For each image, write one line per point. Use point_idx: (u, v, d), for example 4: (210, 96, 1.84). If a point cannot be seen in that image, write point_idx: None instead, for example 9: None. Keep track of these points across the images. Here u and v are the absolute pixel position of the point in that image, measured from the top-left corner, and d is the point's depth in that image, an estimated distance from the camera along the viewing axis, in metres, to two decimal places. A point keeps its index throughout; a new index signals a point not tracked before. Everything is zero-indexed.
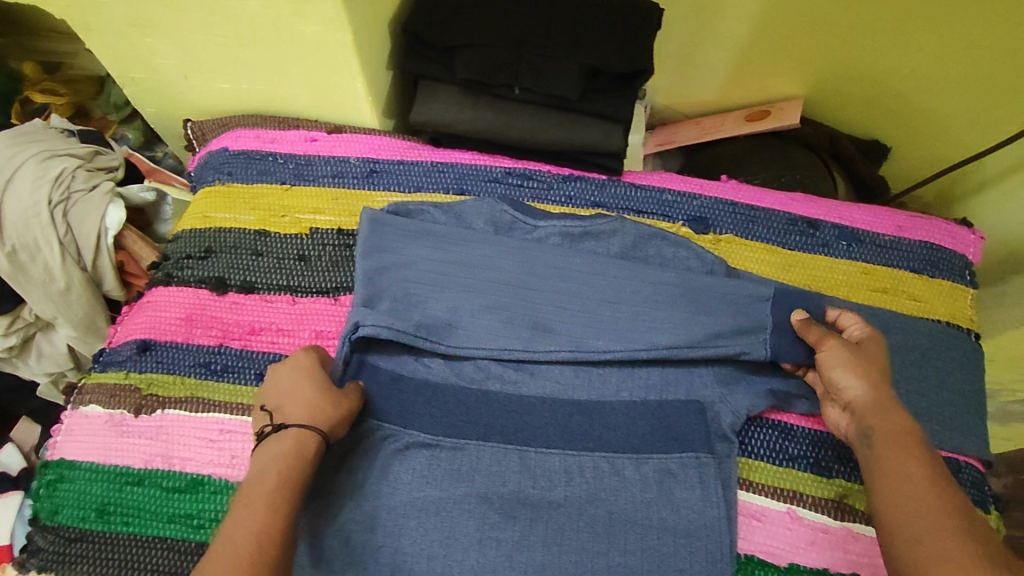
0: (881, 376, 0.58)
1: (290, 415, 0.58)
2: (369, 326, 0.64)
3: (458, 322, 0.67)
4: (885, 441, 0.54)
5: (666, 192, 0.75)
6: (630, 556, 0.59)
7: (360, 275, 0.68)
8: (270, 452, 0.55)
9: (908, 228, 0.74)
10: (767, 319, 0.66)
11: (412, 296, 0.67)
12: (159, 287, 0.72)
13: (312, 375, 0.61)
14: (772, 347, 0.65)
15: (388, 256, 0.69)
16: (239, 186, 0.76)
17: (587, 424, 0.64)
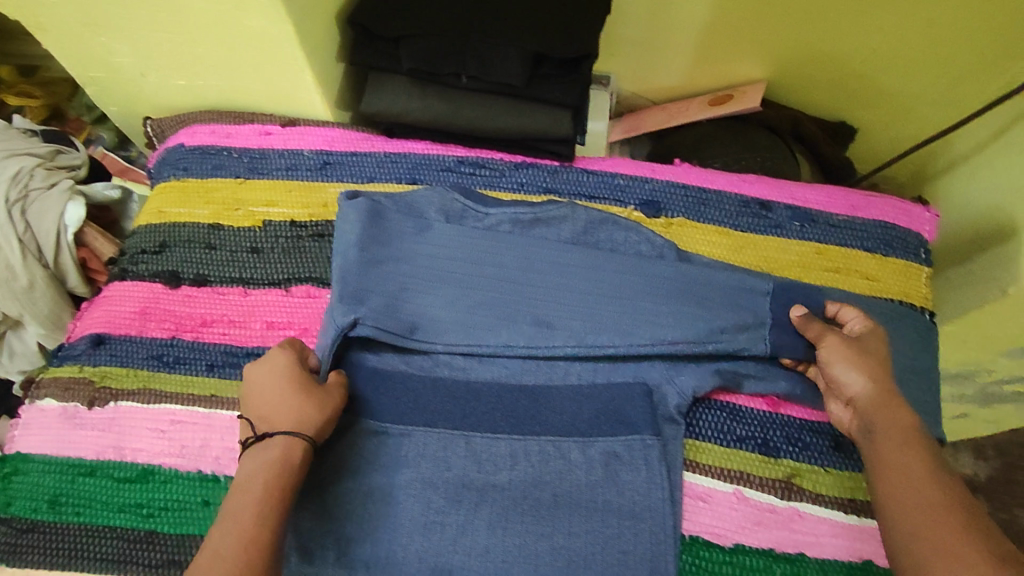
0: (883, 372, 0.58)
1: (277, 421, 0.56)
2: (369, 326, 0.64)
3: (454, 318, 0.67)
4: (885, 440, 0.54)
5: (618, 177, 0.75)
6: (573, 538, 0.59)
7: (357, 270, 0.66)
8: (258, 461, 0.53)
9: (863, 207, 0.73)
10: (767, 314, 0.66)
11: (412, 293, 0.67)
12: (116, 282, 0.73)
13: (295, 377, 0.59)
14: (772, 342, 0.64)
15: (388, 251, 0.68)
16: (195, 181, 0.77)
17: (533, 409, 0.64)
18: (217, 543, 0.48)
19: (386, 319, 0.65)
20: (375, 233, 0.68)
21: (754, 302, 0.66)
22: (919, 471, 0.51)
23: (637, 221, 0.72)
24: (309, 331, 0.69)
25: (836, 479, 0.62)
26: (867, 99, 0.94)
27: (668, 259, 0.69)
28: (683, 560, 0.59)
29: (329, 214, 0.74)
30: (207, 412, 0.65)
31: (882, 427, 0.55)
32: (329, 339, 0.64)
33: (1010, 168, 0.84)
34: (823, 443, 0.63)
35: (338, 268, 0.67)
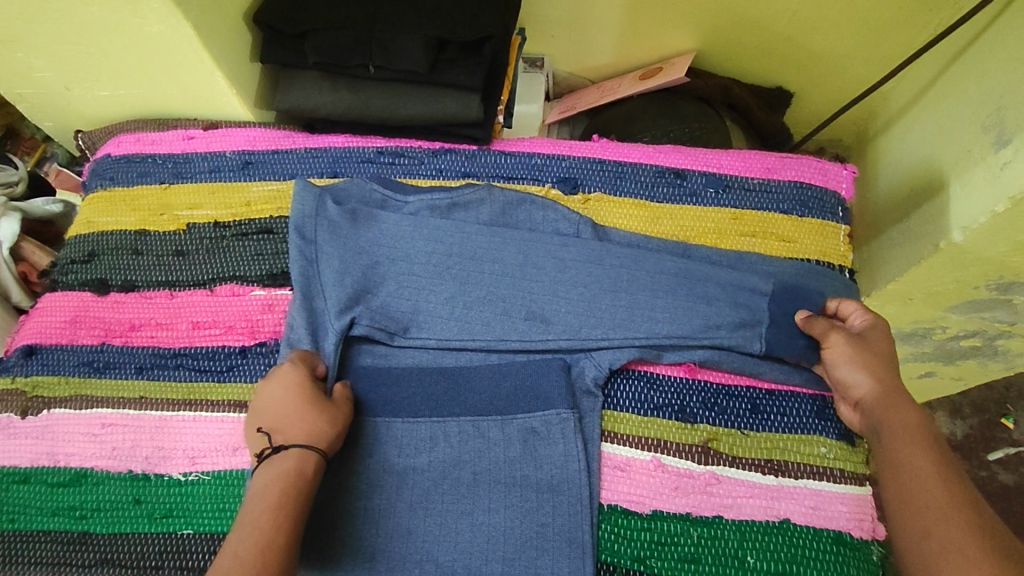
0: (891, 371, 0.58)
1: (291, 433, 0.57)
2: (364, 325, 0.66)
3: (441, 319, 0.67)
4: (893, 432, 0.55)
5: (535, 156, 0.76)
6: (493, 514, 0.60)
7: (355, 269, 0.68)
8: (271, 473, 0.55)
9: (777, 169, 0.74)
10: (765, 314, 0.65)
11: (407, 290, 0.68)
12: (48, 294, 0.74)
13: (306, 390, 0.60)
14: (767, 342, 0.64)
15: (386, 250, 0.69)
16: (121, 190, 0.78)
17: (453, 390, 0.65)
18: (237, 544, 0.50)
19: (383, 318, 0.67)
20: (364, 227, 0.69)
21: (751, 301, 0.65)
22: (927, 468, 0.51)
23: (555, 199, 0.74)
24: (235, 328, 0.70)
25: (753, 441, 0.63)
26: (796, 63, 0.94)
27: (585, 237, 0.70)
28: (603, 530, 0.60)
29: (253, 212, 0.75)
30: (136, 413, 0.66)
31: (891, 421, 0.55)
32: (329, 343, 0.65)
33: (939, 121, 0.84)
34: (740, 406, 0.64)
35: (338, 266, 0.68)
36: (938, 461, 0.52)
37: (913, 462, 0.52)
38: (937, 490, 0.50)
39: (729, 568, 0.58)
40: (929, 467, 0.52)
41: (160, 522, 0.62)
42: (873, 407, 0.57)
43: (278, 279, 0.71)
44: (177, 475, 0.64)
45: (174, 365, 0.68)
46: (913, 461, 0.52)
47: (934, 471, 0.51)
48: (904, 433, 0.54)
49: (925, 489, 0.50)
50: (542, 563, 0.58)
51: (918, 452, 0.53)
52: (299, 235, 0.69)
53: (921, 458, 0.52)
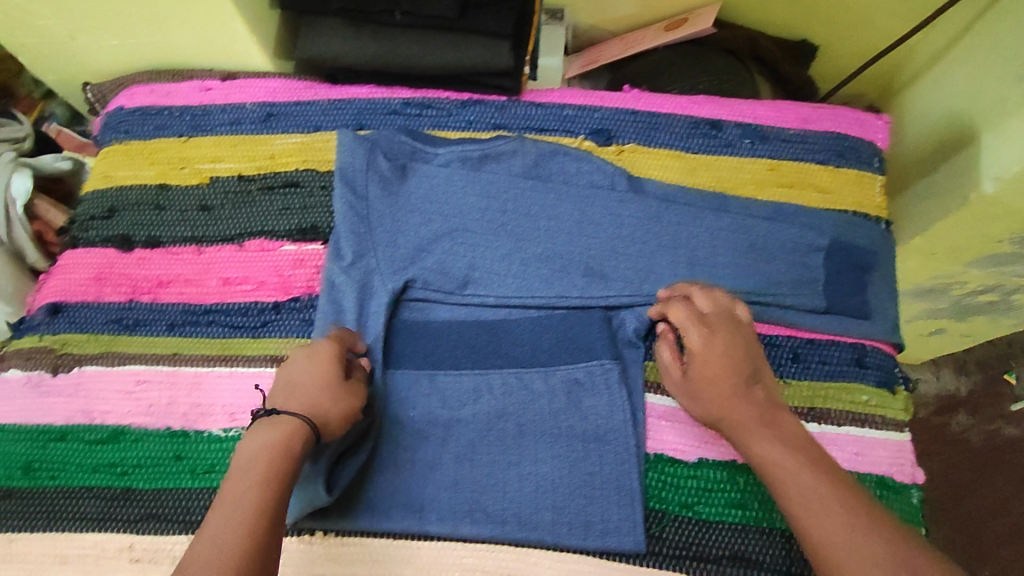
0: (719, 396, 0.56)
1: (298, 402, 0.53)
2: (421, 287, 0.66)
3: (482, 272, 0.67)
4: (781, 467, 0.50)
5: (566, 108, 0.74)
6: (540, 464, 0.61)
7: (408, 230, 0.68)
8: (261, 437, 0.50)
9: (813, 119, 0.73)
10: (821, 272, 0.66)
11: (462, 249, 0.68)
12: (69, 251, 0.72)
13: (327, 363, 0.56)
14: (827, 298, 0.65)
15: (439, 207, 0.69)
16: (137, 143, 0.75)
17: (495, 342, 0.65)
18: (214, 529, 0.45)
19: (435, 277, 0.66)
20: (403, 180, 0.70)
21: (810, 258, 0.66)
22: (828, 494, 0.47)
23: (588, 150, 0.72)
24: (266, 284, 0.68)
25: (796, 390, 0.63)
26: (826, 12, 0.92)
27: (619, 189, 0.70)
28: (649, 477, 0.61)
29: (278, 165, 0.73)
30: (171, 370, 0.66)
31: (773, 455, 0.51)
32: (378, 302, 0.65)
33: (971, 73, 0.82)
34: (781, 355, 0.64)
35: (396, 221, 0.68)
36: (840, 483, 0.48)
37: (808, 492, 0.47)
38: (850, 516, 0.46)
39: (776, 512, 0.59)
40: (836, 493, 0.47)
41: (202, 477, 0.62)
42: (742, 444, 0.54)
43: (307, 234, 0.70)
44: (217, 431, 0.63)
45: (206, 322, 0.67)
46: (812, 488, 0.48)
47: (835, 497, 0.47)
48: (793, 461, 0.50)
49: (834, 520, 0.46)
50: (590, 510, 0.59)
51: (815, 478, 0.48)
52: (350, 188, 0.68)
53: (821, 483, 0.48)
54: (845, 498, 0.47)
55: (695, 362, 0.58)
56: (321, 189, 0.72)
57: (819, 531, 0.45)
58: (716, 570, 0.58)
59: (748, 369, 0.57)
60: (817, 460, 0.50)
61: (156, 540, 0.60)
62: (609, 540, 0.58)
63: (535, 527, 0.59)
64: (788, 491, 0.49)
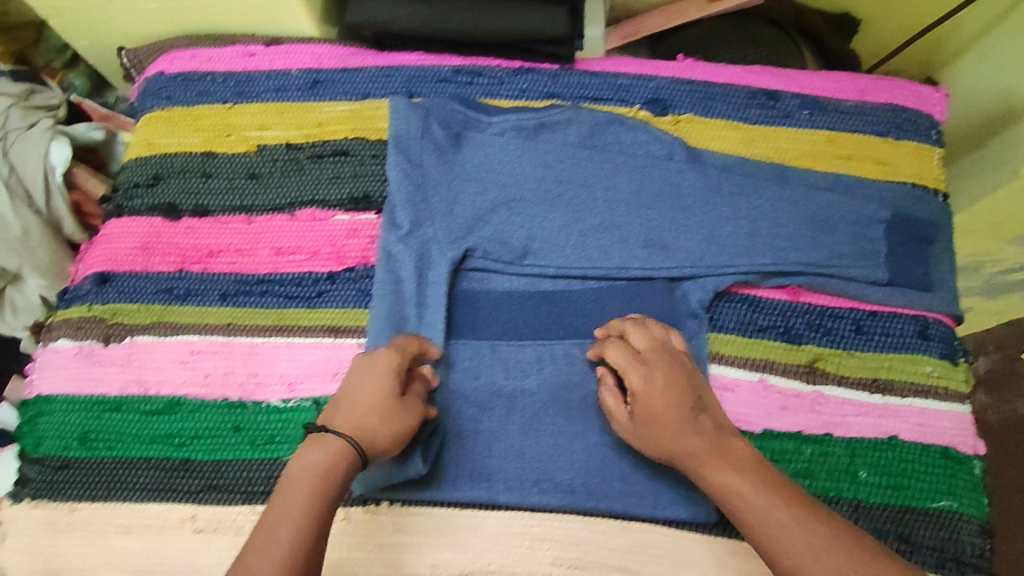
0: (667, 430, 0.52)
1: (347, 417, 0.49)
2: (480, 257, 0.65)
3: (541, 243, 0.66)
4: (739, 496, 0.48)
5: (621, 77, 0.72)
6: (606, 435, 0.60)
7: (463, 200, 0.67)
8: (306, 456, 0.47)
9: (872, 91, 0.72)
10: (883, 244, 0.65)
11: (519, 219, 0.67)
12: (112, 219, 0.70)
13: (383, 376, 0.51)
14: (890, 270, 0.64)
15: (495, 176, 0.68)
16: (179, 110, 0.72)
17: (556, 313, 0.64)
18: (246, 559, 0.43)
19: (495, 247, 0.65)
20: (457, 149, 0.68)
21: (872, 230, 0.65)
22: (789, 519, 0.45)
23: (644, 119, 0.71)
24: (320, 254, 0.67)
25: (859, 361, 0.63)
26: None
27: (678, 159, 0.68)
28: None
29: (326, 133, 0.71)
30: (226, 340, 0.64)
31: (731, 485, 0.48)
32: (438, 271, 0.64)
33: None
34: (844, 327, 0.64)
35: (451, 190, 0.67)
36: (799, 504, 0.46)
37: (771, 517, 0.46)
38: (814, 538, 0.44)
39: (842, 482, 0.60)
40: (797, 514, 0.46)
41: (262, 448, 0.61)
42: (700, 477, 0.50)
43: (360, 203, 0.68)
44: (276, 402, 0.63)
45: (259, 292, 0.66)
46: (775, 515, 0.46)
47: (796, 520, 0.45)
48: (749, 488, 0.48)
49: (802, 542, 0.44)
50: (659, 480, 0.59)
51: (772, 503, 0.46)
52: (405, 156, 0.67)
53: (779, 507, 0.46)
54: (806, 520, 0.45)
55: (637, 401, 0.54)
56: (372, 158, 0.70)
57: (788, 555, 0.44)
58: None
59: (693, 396, 0.53)
60: (772, 481, 0.48)
61: (220, 510, 0.60)
62: (679, 510, 0.58)
63: (603, 496, 0.59)
64: (751, 520, 0.46)
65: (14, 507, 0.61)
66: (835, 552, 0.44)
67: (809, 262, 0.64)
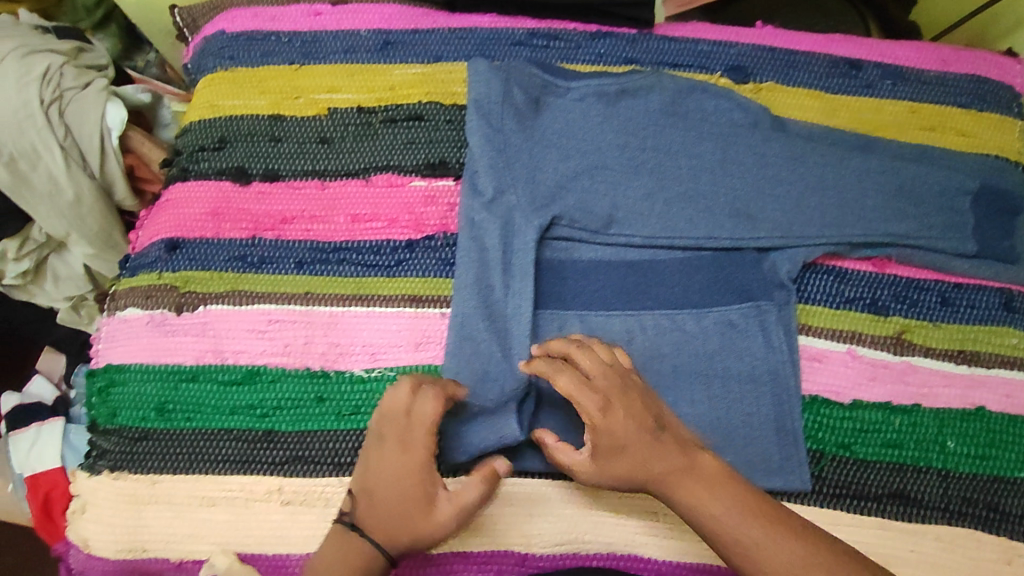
0: (634, 461, 0.53)
1: (376, 520, 0.51)
2: (566, 225, 0.64)
3: (625, 211, 0.65)
4: (714, 518, 0.51)
5: (701, 43, 0.71)
6: (697, 405, 0.60)
7: (545, 168, 0.65)
8: (338, 554, 0.51)
9: (954, 61, 0.71)
10: (969, 216, 0.65)
11: (602, 187, 0.65)
12: (177, 184, 0.67)
13: (412, 477, 0.51)
14: (977, 243, 0.64)
15: (576, 143, 0.66)
16: (243, 71, 0.69)
17: (643, 283, 0.63)
18: None
19: (581, 216, 0.64)
20: (536, 114, 0.67)
21: (957, 202, 0.65)
22: (766, 537, 0.50)
23: (726, 86, 0.69)
24: (398, 222, 0.65)
25: (945, 332, 0.63)
26: None
27: (763, 127, 0.67)
28: (806, 418, 0.61)
29: (398, 97, 0.68)
30: (304, 309, 0.63)
31: (704, 507, 0.52)
32: (526, 240, 0.62)
33: None
34: (930, 299, 0.64)
35: (533, 156, 0.65)
36: (774, 520, 0.51)
37: (747, 537, 0.51)
38: (791, 554, 0.50)
39: (931, 452, 0.60)
40: (774, 532, 0.51)
41: (348, 419, 0.60)
42: (670, 498, 0.53)
43: (437, 170, 0.66)
44: (359, 372, 0.61)
45: (337, 260, 0.64)
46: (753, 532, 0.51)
47: (772, 537, 0.50)
48: (724, 509, 0.52)
49: (780, 557, 0.50)
50: (751, 450, 0.60)
51: (748, 522, 0.51)
52: (486, 121, 0.65)
53: (752, 525, 0.51)
54: (781, 536, 0.50)
55: (600, 436, 0.53)
56: (447, 123, 0.68)
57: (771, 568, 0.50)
58: (876, 507, 0.59)
59: (650, 416, 0.54)
60: (745, 498, 0.52)
61: (307, 482, 0.58)
62: (773, 480, 0.59)
63: None
64: (730, 541, 0.51)
65: (92, 479, 0.60)
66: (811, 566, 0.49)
67: (897, 235, 0.64)
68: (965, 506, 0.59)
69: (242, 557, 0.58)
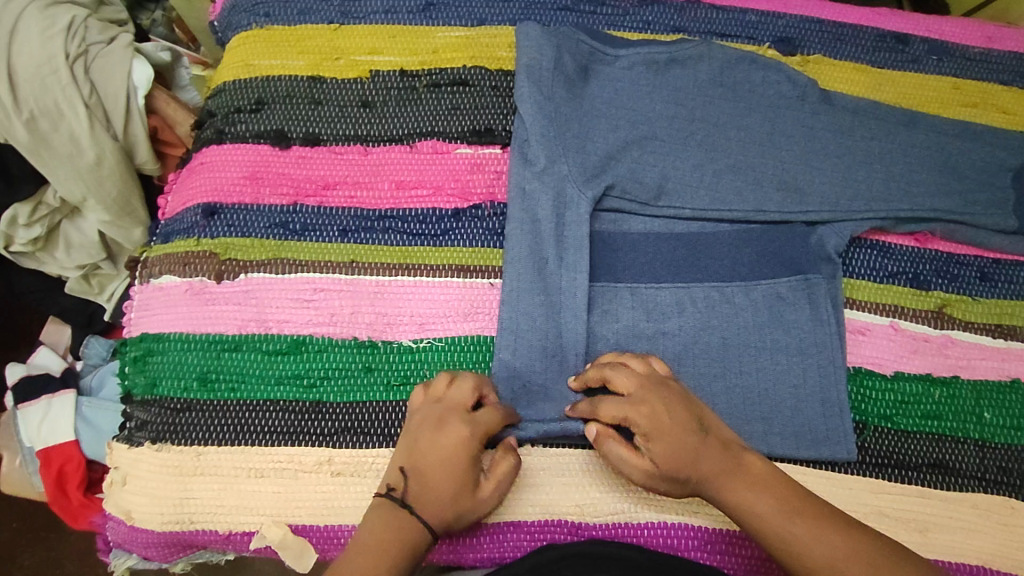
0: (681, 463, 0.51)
1: (424, 497, 0.51)
2: (616, 196, 0.63)
3: (674, 181, 0.64)
4: (758, 514, 0.50)
5: (749, 13, 0.71)
6: (746, 376, 0.60)
7: (595, 137, 0.64)
8: (384, 526, 0.49)
9: (996, 39, 0.72)
10: (1010, 192, 0.66)
11: (652, 157, 0.64)
12: (211, 146, 0.65)
13: (466, 459, 0.52)
14: (1019, 218, 0.65)
15: (626, 112, 0.65)
16: (280, 29, 0.68)
17: (693, 255, 0.63)
18: None
19: (632, 186, 0.63)
20: (584, 82, 0.66)
21: (1000, 177, 0.66)
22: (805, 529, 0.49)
23: (774, 57, 0.69)
24: (444, 189, 0.63)
25: (984, 307, 0.65)
26: None
27: (811, 100, 0.67)
28: (851, 389, 0.61)
29: (442, 60, 0.67)
30: (349, 279, 0.61)
31: (749, 504, 0.51)
32: (579, 210, 0.62)
33: None
34: (969, 274, 0.65)
35: (583, 123, 0.64)
36: (817, 516, 0.50)
37: (791, 533, 0.49)
38: (833, 547, 0.48)
39: (969, 422, 0.61)
40: (817, 525, 0.49)
41: (398, 389, 0.59)
42: (715, 497, 0.52)
43: (483, 136, 0.65)
44: (407, 342, 0.60)
45: (382, 228, 0.62)
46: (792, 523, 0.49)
47: (815, 532, 0.49)
48: (768, 505, 0.50)
49: (819, 549, 0.48)
50: (797, 421, 0.59)
51: (790, 518, 0.49)
52: (536, 86, 0.63)
53: (792, 515, 0.50)
54: (819, 527, 0.49)
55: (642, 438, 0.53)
56: (492, 89, 0.66)
57: (814, 561, 0.48)
58: (917, 476, 0.59)
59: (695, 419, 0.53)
60: (789, 496, 0.51)
61: (358, 453, 0.57)
62: (822, 450, 0.59)
63: (746, 437, 0.59)
64: (768, 532, 0.50)
65: (132, 451, 0.58)
66: (851, 553, 0.48)
67: (943, 210, 0.64)
68: (1001, 475, 0.60)
69: (293, 529, 0.56)
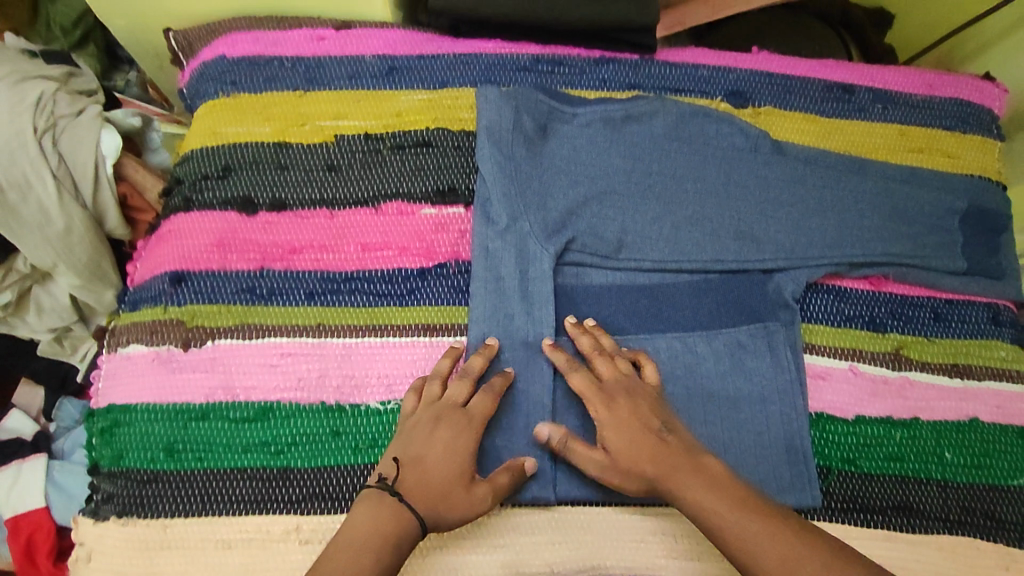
0: (648, 454, 0.54)
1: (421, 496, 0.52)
2: (578, 250, 0.64)
3: (634, 233, 0.66)
4: (716, 519, 0.51)
5: (700, 68, 0.74)
6: (711, 426, 0.61)
7: (555, 193, 0.65)
8: (373, 515, 0.51)
9: (938, 86, 0.76)
10: (959, 233, 0.68)
11: (611, 212, 0.66)
12: (179, 214, 0.65)
13: (460, 460, 0.54)
14: (967, 260, 0.68)
15: (584, 168, 0.67)
16: (246, 96, 0.70)
17: (656, 306, 0.65)
18: None
19: (593, 241, 0.65)
20: (544, 140, 0.68)
21: (948, 220, 0.68)
22: (761, 530, 0.50)
23: (726, 110, 0.72)
24: (409, 250, 0.65)
25: (939, 347, 0.66)
26: None
27: (763, 150, 0.69)
28: (813, 435, 0.62)
29: (407, 123, 0.69)
30: (316, 341, 0.62)
31: (707, 502, 0.52)
32: (542, 266, 0.63)
33: None
34: (924, 315, 0.67)
35: (543, 179, 0.66)
36: (771, 517, 0.51)
37: (744, 533, 0.50)
38: (788, 547, 0.49)
39: (931, 463, 0.62)
40: (769, 528, 0.50)
41: (365, 452, 0.59)
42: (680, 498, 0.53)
43: (447, 196, 0.66)
44: (375, 404, 0.60)
45: (349, 290, 0.63)
46: (749, 527, 0.50)
47: (767, 531, 0.50)
48: (722, 504, 0.51)
49: (772, 551, 0.49)
50: (762, 469, 0.60)
51: (742, 519, 0.50)
52: (496, 146, 0.65)
53: (751, 519, 0.50)
54: (774, 530, 0.50)
55: (613, 435, 0.55)
56: (454, 149, 0.68)
57: (771, 563, 0.48)
58: (883, 520, 0.60)
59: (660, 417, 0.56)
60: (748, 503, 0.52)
61: (326, 520, 0.57)
62: (789, 498, 0.59)
63: None
64: (726, 538, 0.50)
65: (98, 526, 0.58)
66: (807, 557, 0.48)
67: (895, 254, 0.66)
68: (965, 515, 0.61)
69: None
